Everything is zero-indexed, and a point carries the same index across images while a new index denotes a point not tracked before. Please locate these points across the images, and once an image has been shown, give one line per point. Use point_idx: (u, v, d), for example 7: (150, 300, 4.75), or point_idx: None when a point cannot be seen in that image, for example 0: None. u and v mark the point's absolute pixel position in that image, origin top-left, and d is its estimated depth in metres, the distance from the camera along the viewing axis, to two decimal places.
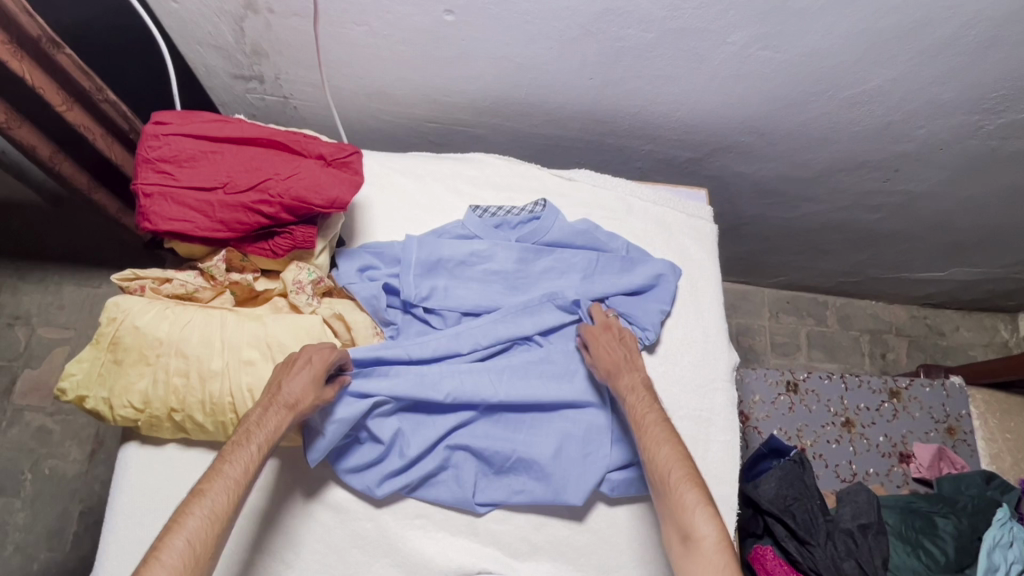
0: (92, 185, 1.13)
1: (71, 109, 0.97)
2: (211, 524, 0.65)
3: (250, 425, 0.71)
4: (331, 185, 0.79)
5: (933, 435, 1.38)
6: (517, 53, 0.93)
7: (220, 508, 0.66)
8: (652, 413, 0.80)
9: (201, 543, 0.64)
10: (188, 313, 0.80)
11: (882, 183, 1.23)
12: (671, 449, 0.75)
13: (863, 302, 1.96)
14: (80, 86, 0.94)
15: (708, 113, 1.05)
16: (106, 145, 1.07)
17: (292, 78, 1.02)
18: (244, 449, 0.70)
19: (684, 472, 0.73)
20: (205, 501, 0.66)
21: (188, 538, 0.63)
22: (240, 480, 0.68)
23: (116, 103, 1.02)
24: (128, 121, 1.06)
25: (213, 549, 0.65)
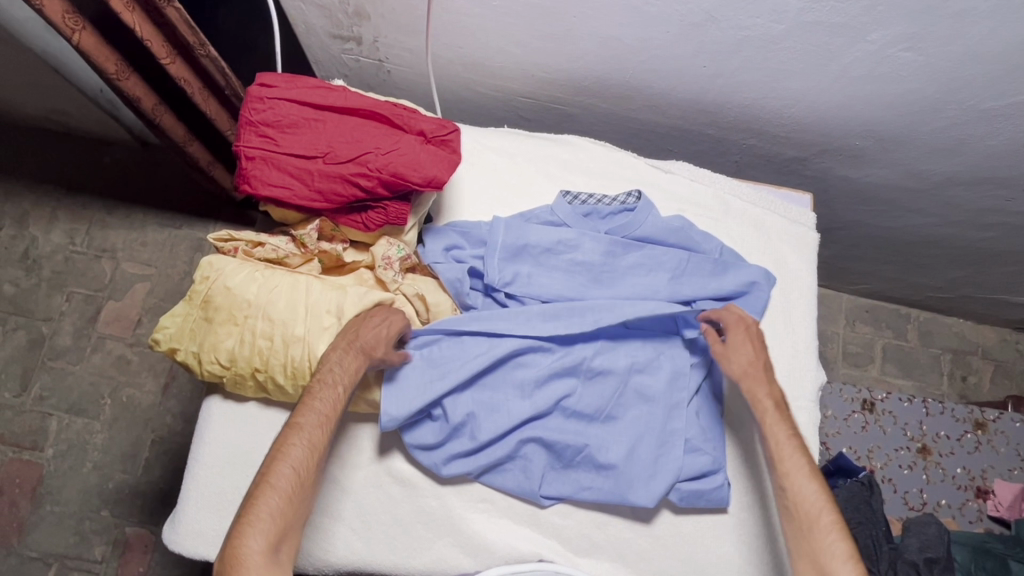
0: (186, 138, 1.12)
1: (173, 62, 0.95)
2: (311, 451, 0.70)
3: (331, 366, 0.74)
4: (430, 164, 0.77)
5: (1017, 473, 1.30)
6: (629, 34, 0.88)
7: (318, 439, 0.71)
8: (790, 442, 0.79)
9: (304, 469, 0.69)
10: (276, 278, 0.81)
11: (1006, 201, 1.13)
12: (814, 485, 0.76)
13: (949, 319, 1.84)
14: (184, 39, 0.91)
15: (824, 112, 0.97)
16: (203, 100, 1.05)
17: (391, 42, 1.00)
18: (330, 388, 0.73)
19: (831, 516, 0.74)
20: (304, 432, 0.70)
21: (293, 466, 0.69)
22: (331, 412, 0.72)
23: (217, 59, 0.98)
24: (226, 79, 1.03)
25: (312, 477, 0.70)
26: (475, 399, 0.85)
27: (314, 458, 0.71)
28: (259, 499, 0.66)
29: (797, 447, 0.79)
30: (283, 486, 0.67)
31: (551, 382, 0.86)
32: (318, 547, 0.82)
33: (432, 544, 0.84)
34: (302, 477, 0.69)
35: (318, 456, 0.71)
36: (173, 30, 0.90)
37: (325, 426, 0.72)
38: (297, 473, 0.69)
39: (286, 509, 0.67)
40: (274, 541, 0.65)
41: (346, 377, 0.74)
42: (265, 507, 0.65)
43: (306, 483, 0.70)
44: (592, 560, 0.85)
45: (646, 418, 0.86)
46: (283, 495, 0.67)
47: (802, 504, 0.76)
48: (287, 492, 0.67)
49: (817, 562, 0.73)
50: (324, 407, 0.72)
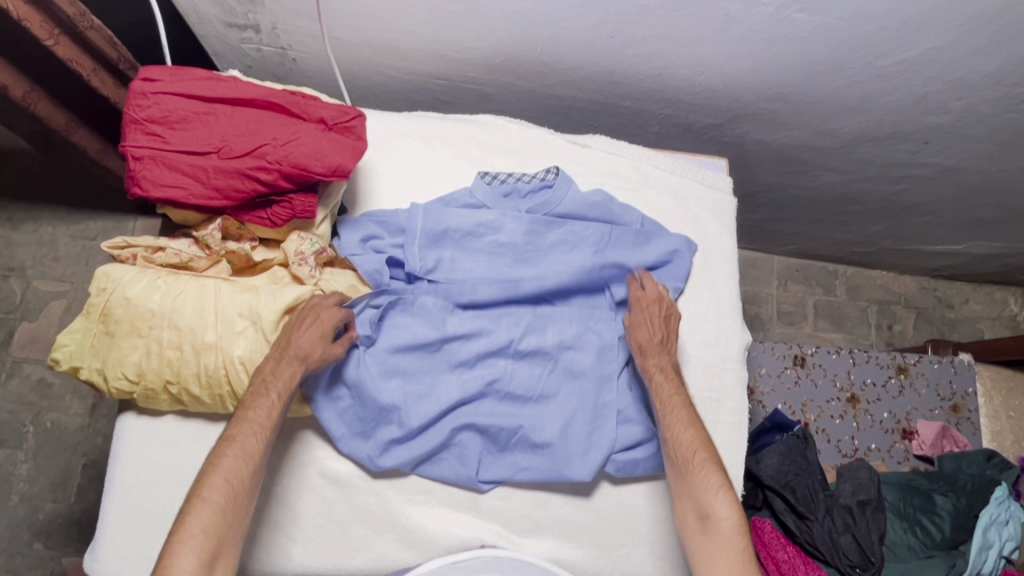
0: (70, 127, 1.05)
1: (59, 44, 0.89)
2: (246, 462, 0.69)
3: (265, 375, 0.73)
4: (333, 153, 0.74)
5: (937, 412, 1.37)
6: (532, 8, 0.87)
7: (254, 448, 0.70)
8: (674, 398, 0.82)
9: (237, 479, 0.68)
10: (180, 284, 0.76)
11: (911, 155, 1.18)
12: (693, 431, 0.79)
13: (874, 272, 1.93)
14: (61, 12, 0.86)
15: (733, 78, 0.99)
16: (99, 80, 0.98)
17: (291, 29, 0.95)
18: (265, 397, 0.71)
19: (710, 456, 0.78)
20: (239, 444, 0.69)
21: (225, 476, 0.67)
22: (264, 420, 0.71)
23: (101, 29, 0.93)
24: (116, 50, 0.97)
25: (249, 485, 0.69)
26: (404, 388, 0.83)
27: (249, 470, 0.69)
28: (190, 513, 0.65)
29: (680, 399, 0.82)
30: (217, 499, 0.66)
31: (480, 364, 0.86)
32: (255, 557, 0.80)
33: (372, 541, 0.82)
34: (235, 487, 0.68)
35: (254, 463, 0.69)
36: (48, 6, 0.84)
37: (262, 437, 0.70)
38: (231, 485, 0.67)
39: (222, 520, 0.66)
40: (207, 558, 0.64)
41: (281, 385, 0.73)
42: (197, 521, 0.65)
43: (244, 495, 0.69)
44: (535, 539, 0.86)
45: (579, 394, 0.87)
46: (218, 509, 0.66)
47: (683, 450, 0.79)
48: (221, 505, 0.66)
49: (695, 499, 0.77)
50: (259, 417, 0.70)
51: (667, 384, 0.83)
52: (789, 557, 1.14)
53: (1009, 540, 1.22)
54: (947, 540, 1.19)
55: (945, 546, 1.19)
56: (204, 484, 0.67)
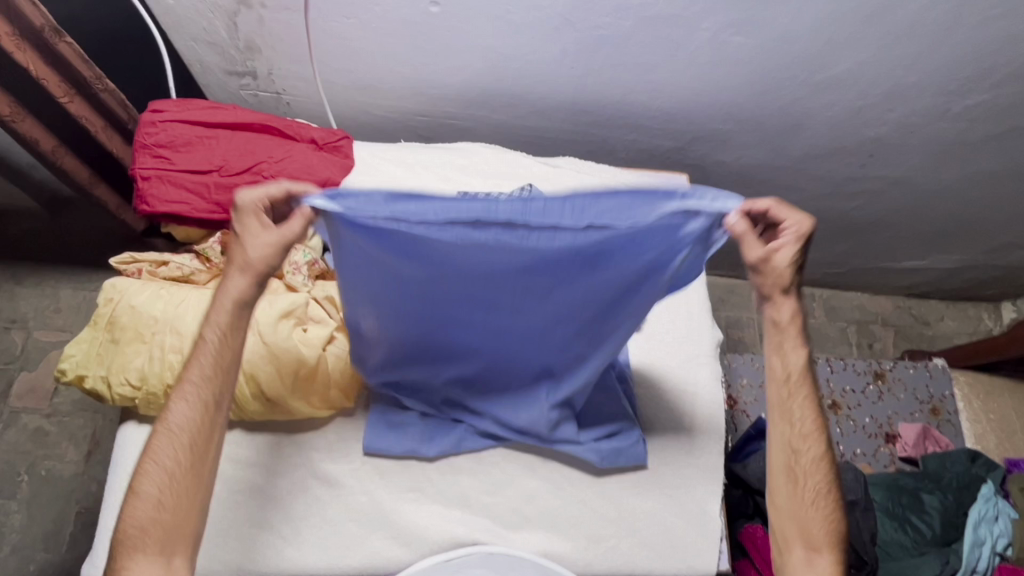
0: (92, 179, 1.11)
1: (73, 101, 0.98)
2: (174, 440, 0.71)
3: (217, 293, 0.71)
4: (322, 168, 0.84)
5: (918, 415, 1.41)
6: (500, 44, 0.98)
7: (186, 422, 0.72)
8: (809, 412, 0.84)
9: (172, 459, 0.71)
10: (182, 293, 0.82)
11: (859, 168, 1.27)
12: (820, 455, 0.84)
13: (849, 293, 2.01)
14: (78, 74, 0.96)
15: (685, 102, 1.09)
16: (106, 137, 1.07)
17: (285, 73, 1.06)
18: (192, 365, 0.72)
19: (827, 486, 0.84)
20: (168, 422, 0.72)
21: (160, 459, 0.71)
22: (195, 385, 0.72)
23: (114, 92, 1.03)
24: (126, 110, 1.07)
25: (189, 458, 0.72)
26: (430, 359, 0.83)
27: (185, 443, 0.71)
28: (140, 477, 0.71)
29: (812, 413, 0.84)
30: (151, 491, 0.70)
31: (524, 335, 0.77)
32: (249, 558, 0.82)
33: (364, 539, 0.84)
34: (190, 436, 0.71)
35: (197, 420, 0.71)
36: (66, 69, 0.94)
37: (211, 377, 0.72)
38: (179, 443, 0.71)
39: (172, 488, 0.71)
40: (158, 541, 0.69)
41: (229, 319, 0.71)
42: (137, 514, 0.70)
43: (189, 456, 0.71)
44: (523, 534, 0.88)
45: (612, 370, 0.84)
46: (155, 495, 0.70)
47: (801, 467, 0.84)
48: (158, 493, 0.70)
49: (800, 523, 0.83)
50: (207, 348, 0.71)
51: (782, 394, 0.84)
52: None
53: (1000, 536, 1.23)
54: (938, 537, 1.21)
55: (937, 543, 1.20)
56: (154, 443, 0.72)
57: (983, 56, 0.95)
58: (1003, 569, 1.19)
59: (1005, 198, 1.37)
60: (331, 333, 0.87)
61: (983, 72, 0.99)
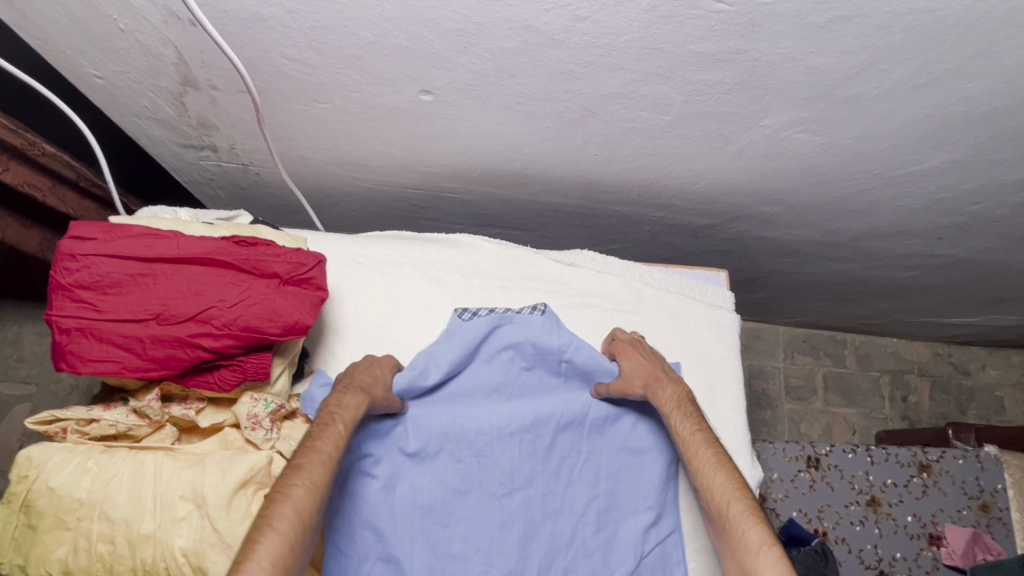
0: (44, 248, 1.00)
1: (9, 171, 0.83)
2: (283, 542, 0.52)
3: (333, 408, 0.66)
4: (288, 313, 0.66)
5: (966, 513, 1.26)
6: (508, 131, 0.79)
7: (311, 495, 0.57)
8: (695, 435, 0.71)
9: (276, 572, 0.50)
10: (115, 464, 0.67)
11: (923, 247, 1.10)
12: (721, 470, 0.66)
13: (884, 340, 1.85)
14: (9, 143, 0.80)
15: (729, 186, 0.91)
16: (59, 199, 0.92)
17: (249, 148, 0.89)
18: (312, 454, 0.60)
19: (749, 506, 0.62)
20: (303, 479, 0.58)
21: (265, 564, 0.50)
22: (330, 451, 0.62)
23: (55, 151, 0.86)
24: (74, 168, 0.90)
25: (295, 563, 0.53)
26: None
27: (293, 544, 0.53)
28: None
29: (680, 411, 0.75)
30: None
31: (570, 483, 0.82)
32: None
33: None
34: (306, 522, 0.55)
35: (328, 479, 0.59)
36: None
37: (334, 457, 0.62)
38: (290, 546, 0.52)
39: None
40: None
41: (347, 418, 0.66)
42: None
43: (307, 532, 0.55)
44: None
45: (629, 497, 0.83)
46: None
47: (717, 500, 0.65)
48: (288, 541, 0.53)
49: (748, 575, 0.59)
50: (327, 446, 0.62)
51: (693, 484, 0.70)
52: None
53: None
54: None
55: None
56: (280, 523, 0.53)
57: None
58: None
59: None
60: None
61: None
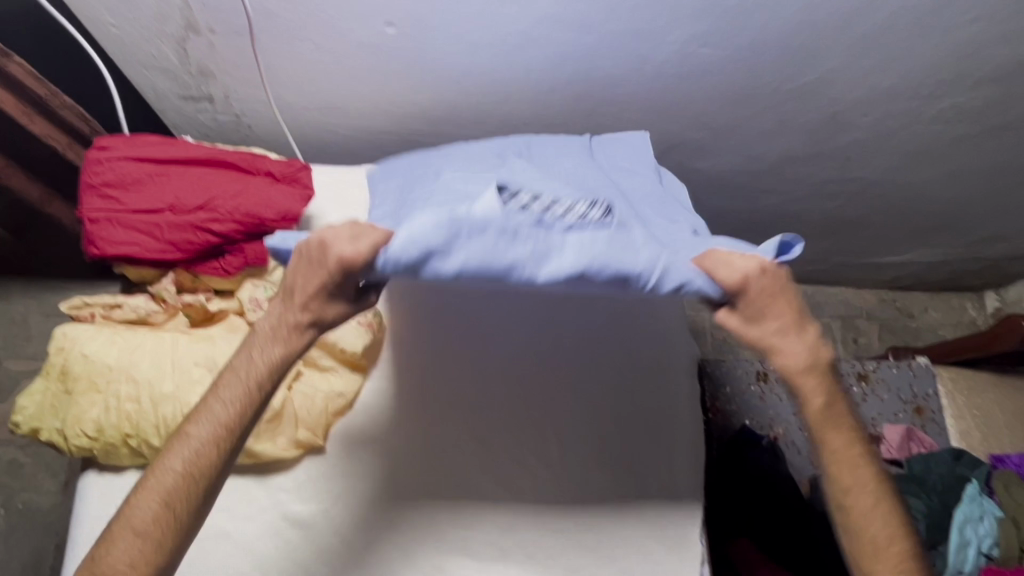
0: (45, 198, 1.10)
1: (32, 121, 0.94)
2: (175, 483, 0.65)
3: (264, 329, 0.64)
4: (281, 201, 0.81)
5: (902, 416, 1.43)
6: (461, 63, 0.94)
7: (208, 436, 0.65)
8: (850, 441, 0.71)
9: (163, 526, 0.64)
10: (138, 338, 0.80)
11: (837, 170, 1.26)
12: (881, 515, 0.72)
13: (833, 289, 2.00)
14: (33, 93, 0.91)
15: (656, 113, 1.07)
16: (74, 153, 1.03)
17: (242, 97, 1.03)
18: (226, 390, 0.65)
19: (887, 525, 0.73)
20: (201, 420, 0.65)
21: (160, 503, 0.64)
22: (242, 395, 0.65)
23: (75, 106, 0.98)
24: (91, 125, 1.01)
25: (196, 504, 0.66)
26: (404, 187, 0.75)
27: (187, 490, 0.65)
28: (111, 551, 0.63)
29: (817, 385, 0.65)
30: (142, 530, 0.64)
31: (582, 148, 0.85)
32: None
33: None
34: (192, 479, 0.65)
35: (234, 437, 0.66)
36: (20, 88, 0.90)
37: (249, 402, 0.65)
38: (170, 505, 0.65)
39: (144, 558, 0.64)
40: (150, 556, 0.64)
41: (264, 359, 0.64)
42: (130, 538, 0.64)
43: (198, 486, 0.65)
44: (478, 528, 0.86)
45: (632, 179, 0.82)
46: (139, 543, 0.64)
47: (852, 503, 0.72)
48: (173, 487, 0.65)
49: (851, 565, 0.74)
50: (235, 394, 0.64)
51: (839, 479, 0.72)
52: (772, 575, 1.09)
53: (986, 537, 1.20)
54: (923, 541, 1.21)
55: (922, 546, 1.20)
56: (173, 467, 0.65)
57: (956, 61, 0.93)
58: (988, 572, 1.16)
59: (983, 194, 1.36)
60: (296, 370, 0.84)
61: (956, 77, 0.97)
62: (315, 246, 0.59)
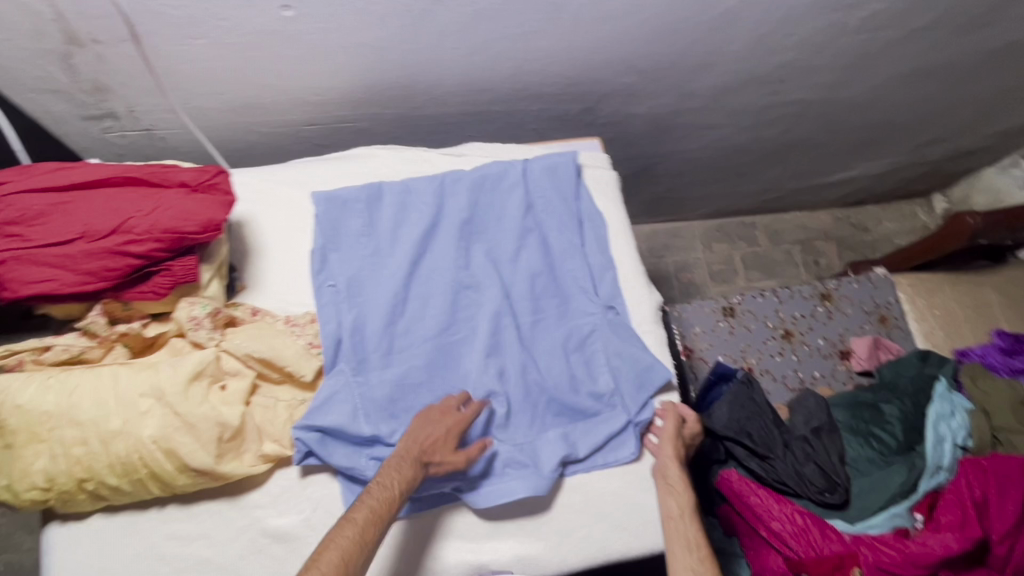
0: None
1: None
2: (342, 555, 0.66)
3: (394, 474, 0.75)
4: (200, 211, 0.76)
5: (867, 327, 1.43)
6: (371, 39, 0.89)
7: (369, 512, 0.71)
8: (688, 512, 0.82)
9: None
10: (74, 377, 0.75)
11: (772, 96, 1.25)
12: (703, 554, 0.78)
13: (788, 215, 2.02)
14: None
15: (582, 63, 1.04)
16: None
17: (147, 108, 0.97)
18: (392, 478, 0.75)
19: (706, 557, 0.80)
20: (367, 504, 0.72)
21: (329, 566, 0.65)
22: (400, 482, 0.75)
23: None
24: None
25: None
26: (355, 286, 0.91)
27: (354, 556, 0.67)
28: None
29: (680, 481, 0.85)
30: None
31: (520, 225, 0.98)
32: None
33: None
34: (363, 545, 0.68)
35: (393, 502, 0.73)
36: None
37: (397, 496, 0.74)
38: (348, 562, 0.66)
39: None
40: None
41: (400, 482, 0.75)
42: None
43: (365, 547, 0.69)
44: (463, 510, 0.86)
45: (571, 262, 0.97)
46: None
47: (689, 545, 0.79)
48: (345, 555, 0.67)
49: None
50: (395, 479, 0.74)
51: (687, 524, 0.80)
52: (761, 500, 1.17)
53: (959, 430, 1.25)
54: (902, 444, 1.25)
55: (901, 450, 1.25)
56: (344, 527, 0.69)
57: None
58: (964, 463, 1.19)
59: (917, 98, 1.37)
60: (251, 384, 0.82)
61: None
62: (438, 414, 0.83)
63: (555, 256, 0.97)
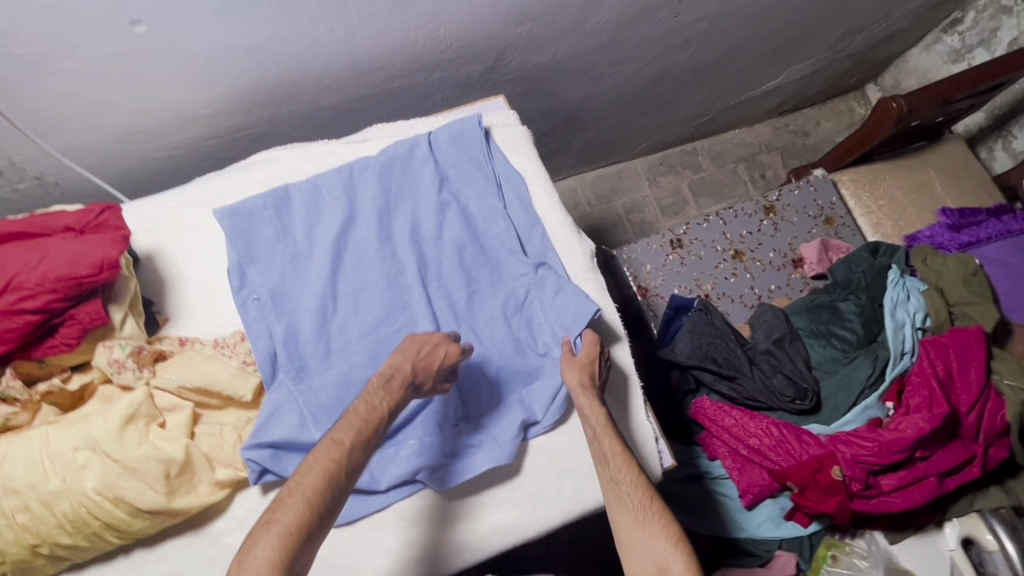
0: None
1: None
2: (323, 476, 0.65)
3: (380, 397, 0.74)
4: (91, 251, 0.73)
5: (815, 232, 1.43)
6: (239, 39, 0.86)
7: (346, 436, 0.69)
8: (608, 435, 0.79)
9: (312, 506, 0.63)
10: (3, 446, 0.73)
11: (675, 18, 1.22)
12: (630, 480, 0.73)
13: (728, 134, 2.00)
14: None
15: (469, 21, 1.00)
16: None
17: (29, 155, 0.93)
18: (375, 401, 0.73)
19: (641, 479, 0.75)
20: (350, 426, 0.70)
21: (304, 491, 0.63)
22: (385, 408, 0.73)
23: None
24: None
25: (330, 498, 0.65)
26: (280, 296, 0.89)
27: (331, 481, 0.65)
28: (254, 553, 0.58)
29: (592, 405, 0.81)
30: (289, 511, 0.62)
31: (437, 201, 0.95)
32: None
33: None
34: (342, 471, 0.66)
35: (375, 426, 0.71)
36: None
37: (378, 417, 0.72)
38: (327, 484, 0.65)
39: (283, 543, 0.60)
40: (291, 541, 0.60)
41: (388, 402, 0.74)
42: (272, 524, 0.60)
43: (347, 470, 0.67)
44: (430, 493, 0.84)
45: (495, 227, 0.95)
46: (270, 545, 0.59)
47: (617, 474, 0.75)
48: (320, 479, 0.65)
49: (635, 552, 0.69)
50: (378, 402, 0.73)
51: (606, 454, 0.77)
52: (735, 421, 1.19)
53: (917, 313, 1.27)
54: (863, 337, 1.26)
55: (865, 344, 1.26)
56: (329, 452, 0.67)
57: None
58: (925, 344, 1.21)
59: None
60: (191, 416, 0.81)
61: None
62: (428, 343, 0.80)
63: (477, 224, 0.96)
